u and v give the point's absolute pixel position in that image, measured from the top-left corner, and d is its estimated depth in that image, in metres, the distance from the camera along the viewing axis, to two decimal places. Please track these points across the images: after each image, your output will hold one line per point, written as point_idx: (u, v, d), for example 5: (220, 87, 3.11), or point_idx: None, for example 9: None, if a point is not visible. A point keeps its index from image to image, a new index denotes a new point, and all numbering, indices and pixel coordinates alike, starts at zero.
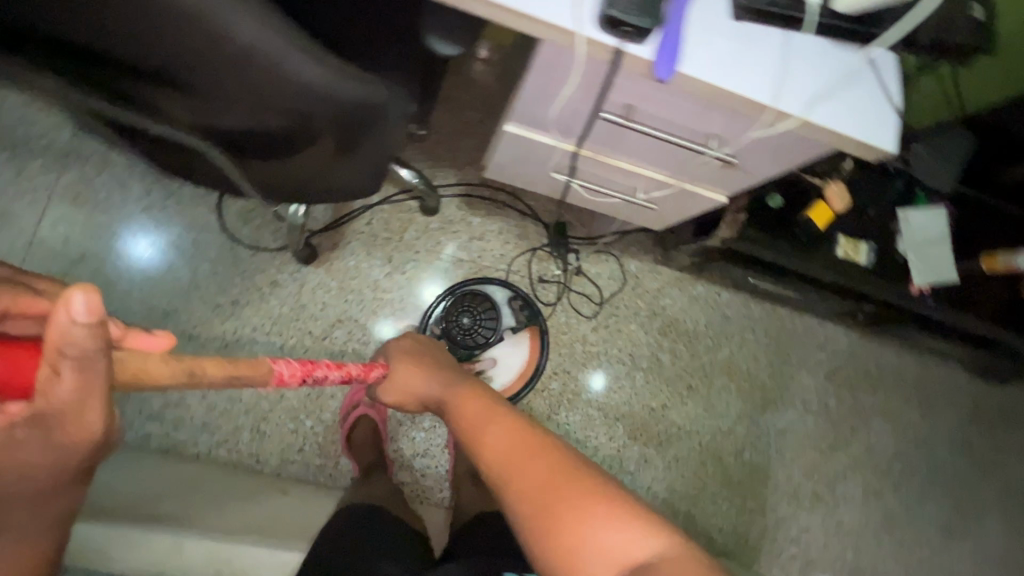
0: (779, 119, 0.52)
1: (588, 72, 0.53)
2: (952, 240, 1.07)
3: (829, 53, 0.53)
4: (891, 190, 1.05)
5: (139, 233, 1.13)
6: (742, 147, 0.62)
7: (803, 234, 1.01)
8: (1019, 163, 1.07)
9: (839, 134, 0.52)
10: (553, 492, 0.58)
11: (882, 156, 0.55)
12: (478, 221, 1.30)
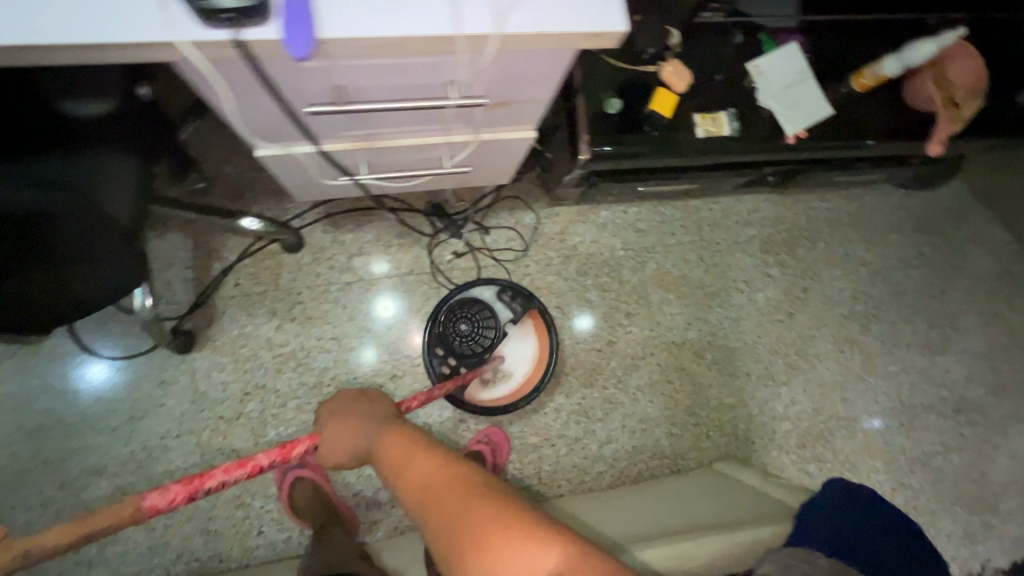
0: (477, 44, 0.44)
1: (244, 67, 0.46)
2: (813, 74, 1.00)
3: None
4: (730, 47, 0.97)
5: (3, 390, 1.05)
6: (486, 83, 0.53)
7: (654, 129, 0.92)
8: None
9: (550, 35, 0.44)
10: (471, 520, 0.59)
11: (620, 39, 0.47)
12: (350, 237, 1.21)
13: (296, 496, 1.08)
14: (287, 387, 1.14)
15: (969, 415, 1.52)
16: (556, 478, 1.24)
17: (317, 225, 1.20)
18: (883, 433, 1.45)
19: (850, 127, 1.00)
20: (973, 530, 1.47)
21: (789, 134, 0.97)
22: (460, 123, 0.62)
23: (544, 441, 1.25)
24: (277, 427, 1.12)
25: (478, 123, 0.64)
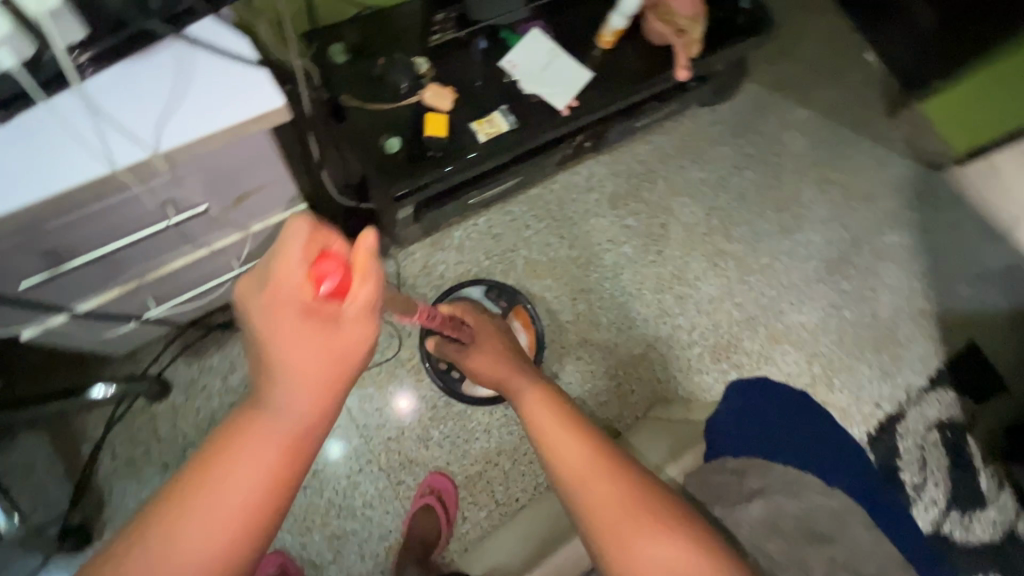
0: (135, 170, 0.54)
1: None
2: (562, 49, 1.10)
3: (144, 95, 0.56)
4: (477, 54, 1.03)
5: None
6: (197, 192, 0.62)
7: (437, 150, 0.97)
8: None
9: (197, 138, 0.54)
10: (626, 522, 0.61)
11: (281, 113, 0.56)
12: (216, 358, 1.19)
13: None
14: None
15: (843, 271, 1.68)
16: (511, 492, 1.25)
17: (178, 362, 1.17)
18: (780, 319, 1.57)
19: (610, 84, 1.11)
20: (887, 366, 1.61)
21: (559, 108, 1.06)
22: (213, 228, 0.70)
23: (485, 461, 1.26)
24: None
25: (237, 218, 0.71)
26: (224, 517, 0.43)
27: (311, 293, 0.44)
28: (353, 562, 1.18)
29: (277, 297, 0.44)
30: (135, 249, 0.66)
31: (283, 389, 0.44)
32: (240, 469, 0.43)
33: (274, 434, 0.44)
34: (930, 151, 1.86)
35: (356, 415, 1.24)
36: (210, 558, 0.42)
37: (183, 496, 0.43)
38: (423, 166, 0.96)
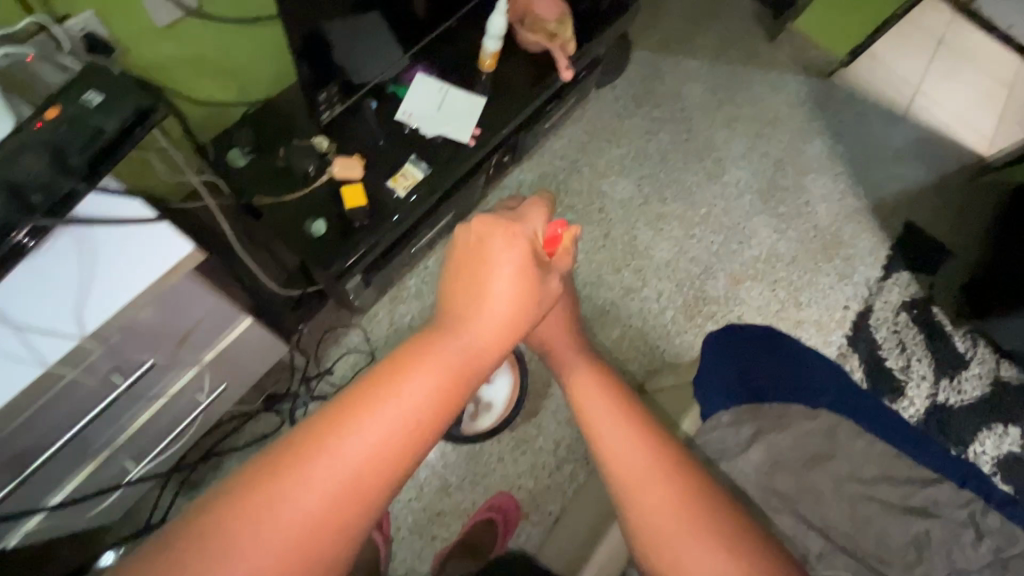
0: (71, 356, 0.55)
1: None
2: (451, 82, 1.13)
3: (55, 283, 0.56)
4: (371, 115, 1.06)
5: None
6: (137, 351, 0.63)
7: (363, 219, 0.99)
8: None
9: (122, 309, 0.55)
10: (698, 526, 0.56)
11: (194, 256, 0.58)
12: (214, 483, 1.17)
13: None
14: None
15: (777, 196, 1.76)
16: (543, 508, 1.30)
17: (179, 500, 1.15)
18: (735, 259, 1.64)
19: (505, 103, 1.15)
20: (843, 270, 1.70)
21: (465, 141, 1.09)
22: (165, 374, 0.70)
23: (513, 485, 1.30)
24: None
25: (187, 358, 0.71)
26: (381, 426, 0.47)
27: (533, 244, 0.63)
28: None
29: (491, 246, 0.61)
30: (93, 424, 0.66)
31: (464, 323, 0.56)
32: (407, 391, 0.49)
33: (450, 356, 0.53)
34: (816, 62, 1.96)
35: None
36: (370, 456, 0.46)
37: (340, 410, 0.47)
38: (354, 238, 0.98)
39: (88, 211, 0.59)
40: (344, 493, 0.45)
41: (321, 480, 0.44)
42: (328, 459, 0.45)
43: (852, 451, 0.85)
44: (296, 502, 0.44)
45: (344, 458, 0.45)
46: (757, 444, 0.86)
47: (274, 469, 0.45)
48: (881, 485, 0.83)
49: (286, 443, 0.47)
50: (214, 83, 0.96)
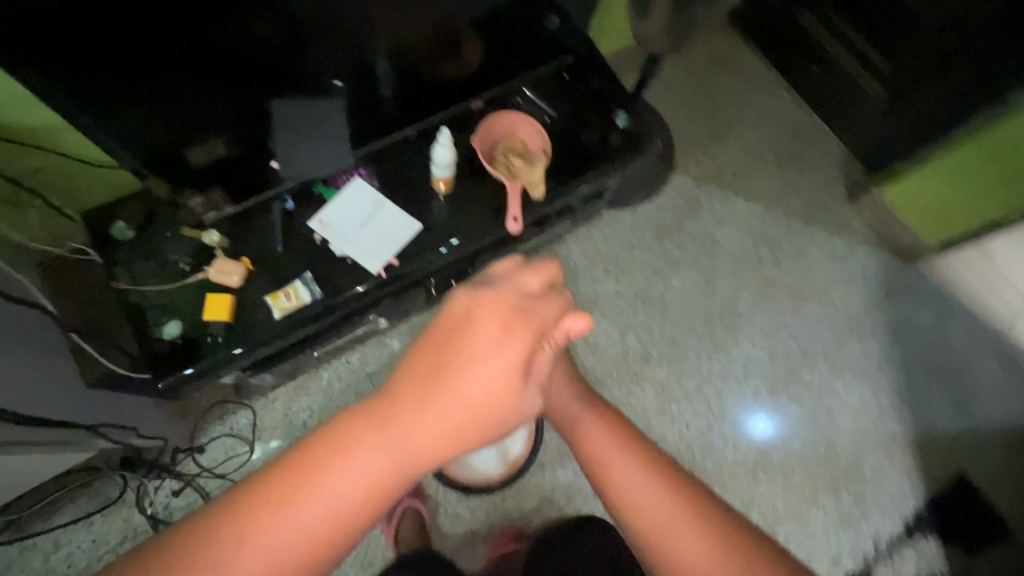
0: None
1: None
2: (391, 197, 1.00)
3: None
4: (276, 218, 0.97)
5: None
6: None
7: (217, 334, 0.92)
8: (379, 85, 0.91)
9: None
10: (630, 481, 0.58)
11: None
12: (45, 534, 1.09)
13: None
14: None
15: (790, 394, 1.44)
16: None
17: None
18: (708, 457, 1.37)
19: (437, 233, 1.00)
20: (846, 510, 1.36)
21: (373, 271, 0.96)
22: None
23: None
24: None
25: None
26: (321, 502, 0.44)
27: (504, 329, 0.51)
28: None
29: (474, 321, 0.51)
30: None
31: (432, 393, 0.48)
32: (344, 470, 0.45)
33: (402, 433, 0.47)
34: (900, 239, 1.60)
35: None
36: (315, 522, 0.44)
37: (279, 489, 0.44)
38: (202, 355, 0.91)
39: None
40: (288, 558, 0.44)
41: (262, 548, 0.43)
42: (265, 526, 0.44)
43: None
44: (243, 563, 0.43)
45: (284, 531, 0.44)
46: None
47: (210, 535, 0.44)
48: None
49: (226, 504, 0.45)
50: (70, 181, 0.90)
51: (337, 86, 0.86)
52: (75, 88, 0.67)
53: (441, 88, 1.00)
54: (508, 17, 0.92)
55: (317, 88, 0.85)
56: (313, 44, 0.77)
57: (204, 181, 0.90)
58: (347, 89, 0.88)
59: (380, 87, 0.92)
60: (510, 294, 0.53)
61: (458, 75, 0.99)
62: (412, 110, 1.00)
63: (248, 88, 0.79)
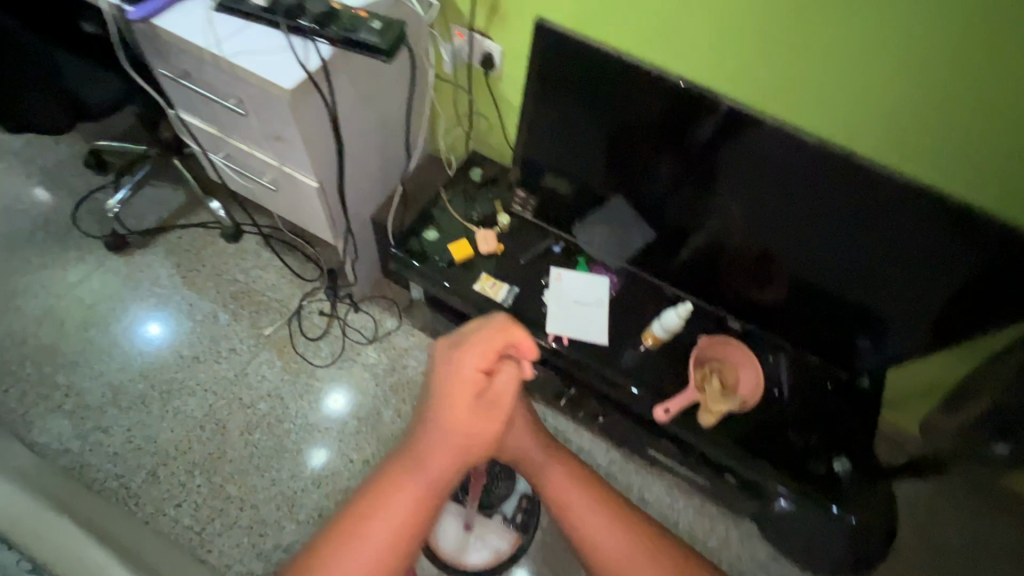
0: (218, 60, 0.81)
1: (146, 42, 0.89)
2: (611, 309, 1.13)
3: (267, 38, 0.82)
4: (542, 248, 1.18)
5: (22, 195, 1.52)
6: (246, 104, 0.88)
7: (441, 260, 1.16)
8: (682, 253, 1.06)
9: (248, 71, 0.79)
10: (584, 519, 0.56)
11: (287, 95, 0.79)
12: (267, 255, 1.51)
13: (56, 386, 1.30)
14: (132, 311, 1.40)
15: None
16: (215, 540, 1.17)
17: (254, 237, 1.52)
18: None
19: (609, 360, 1.08)
20: None
21: (548, 330, 1.09)
22: (259, 141, 0.96)
23: (233, 494, 1.22)
24: (98, 332, 1.37)
25: (277, 152, 0.96)
26: (380, 533, 0.46)
27: (458, 403, 0.54)
28: (120, 428, 1.27)
29: (442, 369, 0.57)
30: (214, 108, 0.95)
31: (444, 420, 0.53)
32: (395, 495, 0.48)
33: (431, 451, 0.51)
34: None
35: (249, 363, 1.36)
36: (392, 548, 0.46)
37: (341, 540, 0.45)
38: (422, 260, 1.15)
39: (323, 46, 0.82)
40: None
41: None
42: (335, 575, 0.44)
43: None
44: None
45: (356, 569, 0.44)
46: None
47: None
48: None
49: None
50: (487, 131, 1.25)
51: (659, 228, 1.05)
52: (553, 95, 0.96)
53: (718, 292, 1.08)
54: (820, 300, 0.98)
55: (648, 215, 1.04)
56: (685, 186, 0.96)
57: (535, 191, 1.13)
58: (662, 229, 1.05)
59: (683, 248, 1.05)
60: (464, 362, 0.56)
61: (740, 292, 1.06)
62: (685, 282, 1.10)
63: (617, 174, 1.01)
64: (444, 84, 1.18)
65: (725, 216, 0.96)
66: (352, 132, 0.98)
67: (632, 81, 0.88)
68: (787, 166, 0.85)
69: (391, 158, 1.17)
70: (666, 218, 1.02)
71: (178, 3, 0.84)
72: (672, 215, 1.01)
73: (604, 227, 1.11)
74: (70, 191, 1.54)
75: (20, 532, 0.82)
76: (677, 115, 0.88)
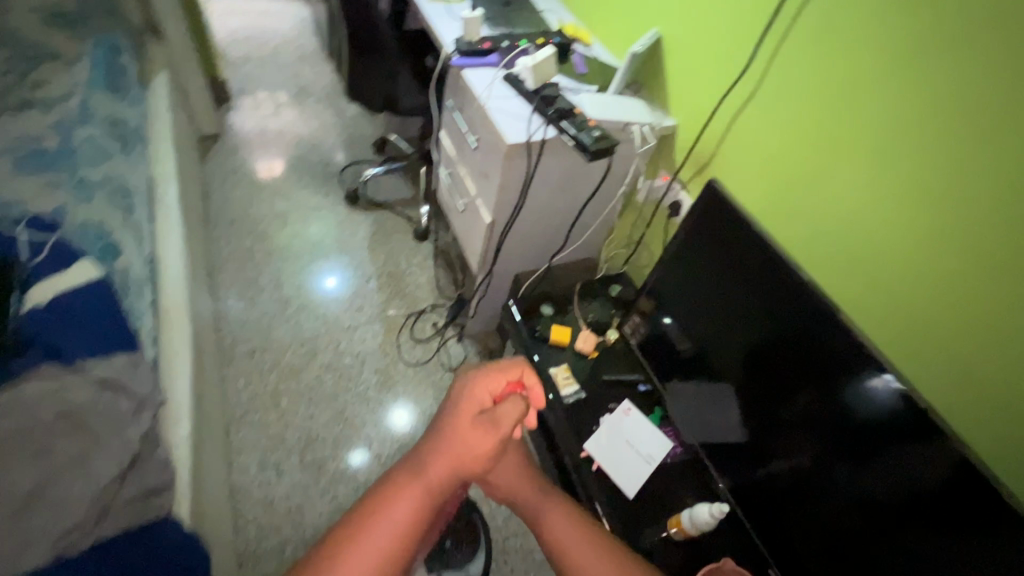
0: (482, 108, 1.10)
1: (451, 81, 1.25)
2: (655, 470, 1.07)
3: (520, 109, 1.09)
4: (628, 379, 1.20)
5: (327, 142, 2.11)
6: (481, 144, 1.16)
7: (540, 332, 1.26)
8: (762, 467, 0.95)
9: (494, 121, 1.06)
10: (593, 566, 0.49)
11: (506, 147, 1.03)
12: (431, 262, 1.80)
13: (251, 257, 1.71)
14: (326, 242, 1.79)
15: None
16: (245, 425, 1.36)
17: (431, 245, 1.84)
18: None
19: (622, 515, 1.02)
20: None
21: (585, 446, 1.09)
22: (473, 172, 1.23)
23: (281, 404, 1.41)
24: (299, 242, 1.78)
25: (478, 185, 1.22)
26: (362, 556, 0.40)
27: (455, 429, 0.49)
28: (259, 307, 1.59)
29: (449, 399, 0.53)
30: (462, 138, 1.26)
31: (441, 444, 0.48)
32: (384, 520, 0.42)
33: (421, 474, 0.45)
34: None
35: (362, 325, 1.61)
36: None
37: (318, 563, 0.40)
38: (526, 323, 1.28)
39: (551, 130, 1.06)
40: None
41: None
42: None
43: None
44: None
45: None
46: (83, 481, 0.69)
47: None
48: None
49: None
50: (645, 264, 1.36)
51: (755, 425, 0.96)
52: (700, 253, 1.03)
53: (784, 536, 0.91)
54: None
55: (748, 404, 0.97)
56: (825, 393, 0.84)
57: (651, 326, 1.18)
58: (752, 428, 0.97)
59: (765, 462, 0.94)
60: (471, 396, 0.53)
61: (810, 553, 0.87)
62: (751, 505, 0.96)
63: (734, 351, 0.99)
64: (632, 209, 1.34)
65: (821, 448, 0.85)
66: (536, 200, 1.18)
67: (772, 275, 0.89)
68: (898, 425, 0.74)
69: (557, 239, 1.35)
70: (766, 420, 0.94)
71: (484, 67, 1.17)
72: (775, 417, 0.92)
73: (695, 397, 1.09)
74: (353, 153, 2.08)
75: (169, 314, 1.11)
76: (809, 326, 0.85)
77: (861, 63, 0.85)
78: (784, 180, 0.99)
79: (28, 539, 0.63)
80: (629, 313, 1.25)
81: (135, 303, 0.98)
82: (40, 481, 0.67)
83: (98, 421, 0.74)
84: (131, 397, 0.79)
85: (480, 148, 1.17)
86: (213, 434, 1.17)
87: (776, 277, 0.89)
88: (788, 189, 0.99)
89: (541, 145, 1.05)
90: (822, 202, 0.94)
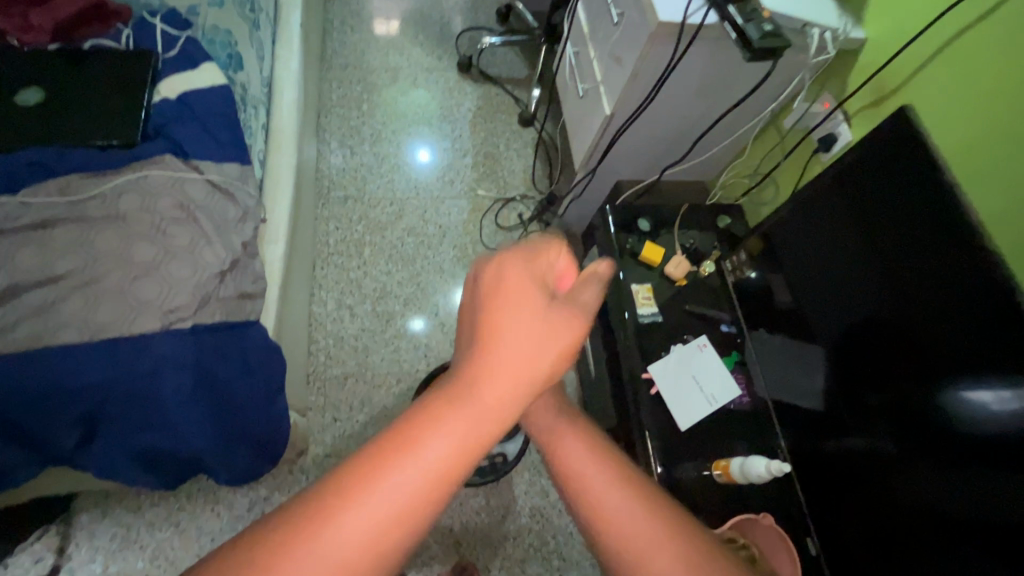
0: None
1: None
2: (715, 411, 1.03)
3: None
4: (712, 317, 1.13)
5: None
6: (624, 19, 1.01)
7: (631, 246, 1.19)
8: (834, 441, 0.88)
9: None
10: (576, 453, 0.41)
11: (654, 27, 0.89)
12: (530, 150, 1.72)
13: (358, 106, 1.70)
14: (430, 107, 1.74)
15: None
16: (330, 265, 1.45)
17: (535, 132, 1.74)
18: None
19: (667, 443, 1.01)
20: None
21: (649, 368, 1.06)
22: (605, 52, 1.10)
23: (364, 253, 1.48)
24: (404, 100, 1.73)
25: (608, 69, 1.09)
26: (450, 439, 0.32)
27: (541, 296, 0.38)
28: (357, 157, 1.61)
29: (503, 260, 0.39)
30: (602, 9, 1.10)
31: (491, 348, 0.35)
32: (417, 458, 0.31)
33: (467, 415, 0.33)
34: None
35: (450, 198, 1.60)
36: (386, 526, 0.29)
37: (322, 498, 0.30)
38: (619, 232, 1.20)
39: (710, 18, 0.90)
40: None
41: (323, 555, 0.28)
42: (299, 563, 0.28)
43: (65, 319, 0.67)
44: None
45: (335, 554, 0.28)
46: (191, 268, 0.75)
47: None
48: (24, 296, 0.68)
49: (226, 560, 0.28)
50: (766, 201, 1.21)
51: (834, 397, 0.88)
52: (829, 210, 0.90)
53: (835, 518, 0.86)
54: None
55: (837, 376, 0.87)
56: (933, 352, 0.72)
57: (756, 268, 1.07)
58: (836, 405, 0.88)
59: (837, 438, 0.87)
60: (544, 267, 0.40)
61: (863, 546, 0.81)
62: (812, 480, 0.91)
63: (839, 316, 0.88)
64: (772, 134, 1.17)
65: (909, 443, 0.75)
66: (669, 98, 1.04)
67: (911, 243, 0.75)
68: (1001, 441, 0.63)
69: (675, 150, 1.22)
70: (852, 397, 0.85)
71: None
72: (863, 394, 0.83)
73: (781, 356, 1.00)
74: (473, 16, 1.94)
75: (278, 141, 1.13)
76: (934, 311, 0.72)
77: (882, 79, 0.93)
78: (966, 173, 0.81)
79: (143, 305, 0.71)
80: (734, 249, 1.15)
81: (250, 121, 1.00)
82: (155, 256, 0.73)
83: (208, 220, 0.79)
84: (237, 206, 0.83)
85: (621, 25, 1.03)
86: (302, 264, 1.24)
87: (918, 249, 0.74)
88: (975, 176, 0.80)
89: (695, 31, 0.89)
90: (1001, 165, 0.76)
